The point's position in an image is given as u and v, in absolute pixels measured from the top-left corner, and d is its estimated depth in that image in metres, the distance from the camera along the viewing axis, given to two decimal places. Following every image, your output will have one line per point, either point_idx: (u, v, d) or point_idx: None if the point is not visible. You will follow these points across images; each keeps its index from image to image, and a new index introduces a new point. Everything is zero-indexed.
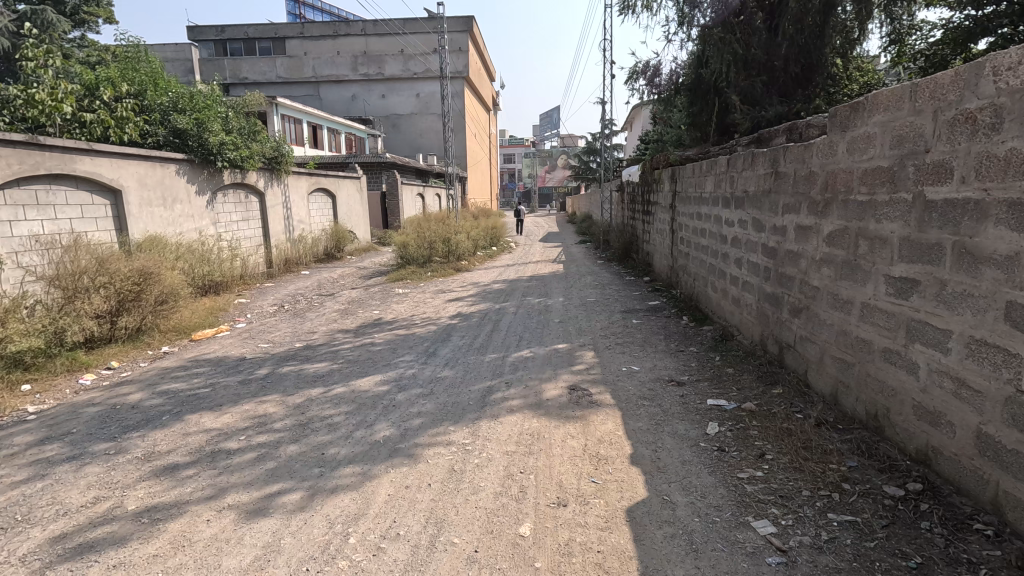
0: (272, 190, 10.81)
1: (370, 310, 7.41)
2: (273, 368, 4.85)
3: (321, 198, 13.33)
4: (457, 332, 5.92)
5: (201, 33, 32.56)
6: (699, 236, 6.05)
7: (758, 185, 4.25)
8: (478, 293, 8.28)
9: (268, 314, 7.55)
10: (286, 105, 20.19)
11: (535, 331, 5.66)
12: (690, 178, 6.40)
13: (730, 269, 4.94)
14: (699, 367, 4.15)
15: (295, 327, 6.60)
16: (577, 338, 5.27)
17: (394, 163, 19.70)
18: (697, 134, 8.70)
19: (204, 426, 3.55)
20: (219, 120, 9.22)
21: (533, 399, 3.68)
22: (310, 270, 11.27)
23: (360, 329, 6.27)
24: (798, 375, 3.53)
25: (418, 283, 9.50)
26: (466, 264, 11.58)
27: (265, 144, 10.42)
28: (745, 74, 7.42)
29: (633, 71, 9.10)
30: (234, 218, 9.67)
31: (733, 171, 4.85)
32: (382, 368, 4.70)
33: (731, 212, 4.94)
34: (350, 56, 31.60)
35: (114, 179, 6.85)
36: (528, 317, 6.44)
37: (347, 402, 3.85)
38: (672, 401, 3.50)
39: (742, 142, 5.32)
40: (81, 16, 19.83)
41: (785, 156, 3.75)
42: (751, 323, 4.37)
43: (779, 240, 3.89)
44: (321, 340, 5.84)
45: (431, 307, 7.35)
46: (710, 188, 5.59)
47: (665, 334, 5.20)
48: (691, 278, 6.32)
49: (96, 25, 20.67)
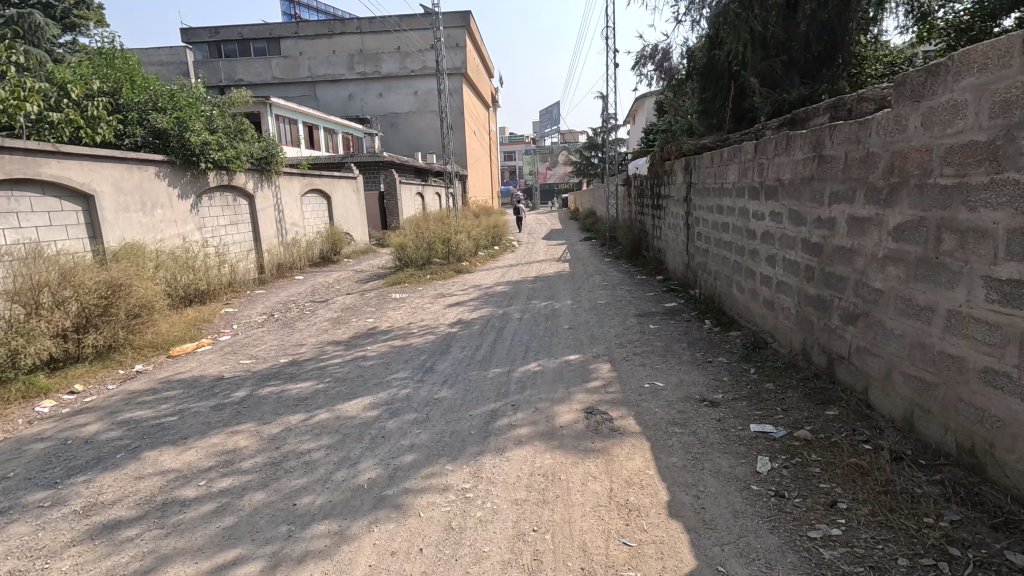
0: (262, 192, 10.31)
1: (365, 318, 6.91)
2: (252, 390, 4.34)
3: (316, 200, 12.84)
4: (458, 342, 5.39)
5: (195, 36, 32.09)
6: (721, 231, 5.52)
7: (797, 172, 3.72)
8: (481, 296, 7.75)
9: (256, 325, 7.03)
10: (281, 105, 19.71)
11: (543, 341, 5.13)
12: (709, 168, 5.86)
13: (761, 268, 4.41)
14: (733, 382, 3.62)
15: (283, 339, 6.08)
16: (590, 348, 4.75)
17: (393, 162, 19.20)
18: (711, 122, 8.16)
19: (162, 466, 3.05)
20: (202, 120, 8.72)
21: (544, 427, 3.16)
22: (304, 275, 10.78)
23: (353, 341, 5.75)
24: (856, 393, 3.00)
25: (416, 287, 9.00)
26: (467, 265, 11.08)
27: (253, 144, 9.92)
28: (763, 54, 6.88)
29: (640, 57, 8.55)
30: (222, 222, 9.18)
31: (763, 158, 4.31)
32: (373, 388, 4.18)
33: (760, 204, 4.41)
34: (346, 55, 31.11)
35: (86, 184, 6.37)
36: (535, 323, 5.90)
37: (329, 433, 3.33)
38: (708, 427, 2.97)
39: (768, 126, 4.79)
40: (71, 20, 19.30)
41: (833, 137, 3.22)
42: (790, 329, 3.85)
43: (826, 235, 3.36)
44: (310, 355, 5.33)
45: (430, 314, 6.82)
46: (733, 178, 5.06)
47: (689, 341, 4.67)
48: (711, 277, 5.79)
49: (87, 29, 20.14)
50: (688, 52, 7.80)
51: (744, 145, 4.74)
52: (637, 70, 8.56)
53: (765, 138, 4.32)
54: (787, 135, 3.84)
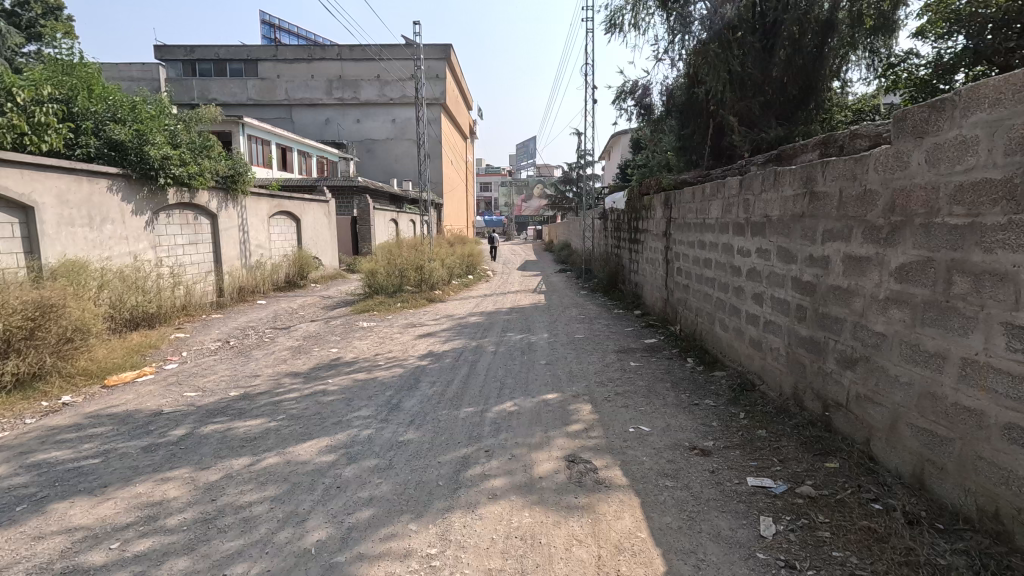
0: (226, 211, 9.84)
1: (329, 347, 6.47)
2: (192, 428, 3.86)
3: (284, 222, 12.38)
4: (427, 377, 5.03)
5: (169, 53, 31.58)
6: (702, 267, 5.40)
7: (786, 208, 3.61)
8: (453, 327, 7.41)
9: (208, 352, 6.49)
10: (254, 125, 19.31)
11: (519, 377, 4.83)
12: (690, 203, 5.80)
13: (747, 306, 4.26)
14: (723, 428, 3.39)
15: (236, 369, 5.59)
16: (569, 386, 4.47)
17: (367, 187, 18.93)
18: (689, 159, 8.24)
19: (69, 523, 2.57)
20: (164, 133, 8.30)
21: (521, 477, 2.83)
22: (267, 300, 10.23)
23: (312, 373, 5.31)
24: (857, 444, 2.80)
25: (386, 315, 8.59)
26: (440, 294, 10.75)
27: (219, 161, 9.50)
28: (741, 95, 7.00)
29: (620, 92, 8.63)
30: (180, 241, 8.65)
31: (749, 194, 4.23)
32: (331, 428, 3.76)
33: (746, 240, 4.29)
34: (325, 80, 31.07)
35: (26, 194, 5.85)
36: (510, 358, 5.59)
37: (276, 482, 2.92)
38: (702, 481, 2.70)
39: (751, 163, 4.76)
40: (37, 30, 18.55)
41: (825, 174, 3.13)
42: (780, 371, 3.67)
43: (819, 274, 3.22)
44: (264, 387, 4.87)
45: (399, 345, 6.43)
46: (716, 213, 4.97)
47: (672, 381, 4.45)
48: (693, 314, 5.64)
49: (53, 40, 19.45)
50: (668, 90, 7.92)
51: (728, 180, 4.67)
52: (617, 105, 8.63)
53: (751, 174, 4.25)
54: (775, 171, 3.76)
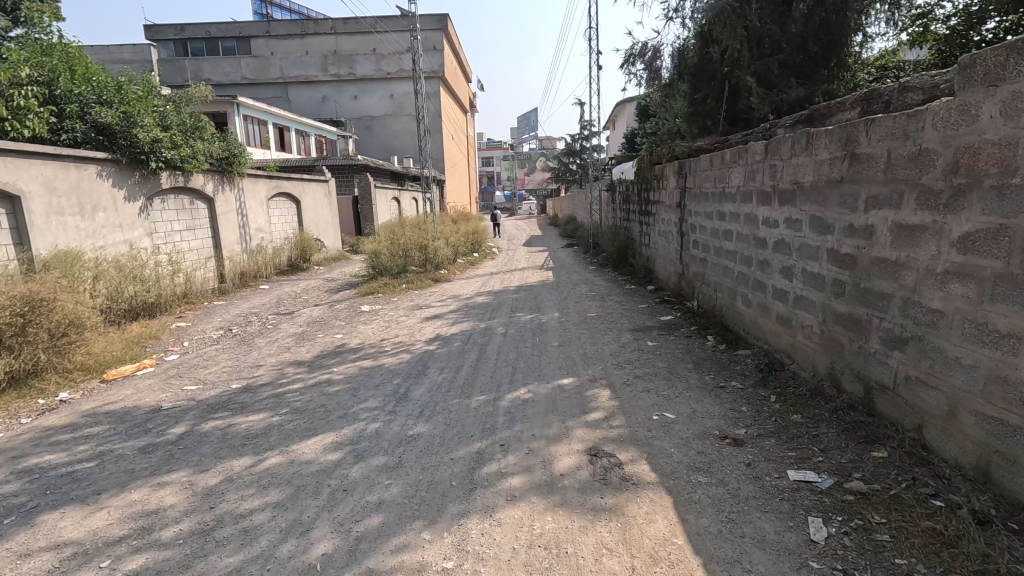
0: (223, 194, 9.56)
1: (333, 333, 6.28)
2: (192, 425, 3.68)
3: (284, 204, 12.09)
4: (436, 363, 4.82)
5: (160, 33, 30.78)
6: (722, 240, 5.11)
7: (820, 173, 3.30)
8: (460, 308, 7.19)
9: (210, 341, 6.32)
10: (249, 104, 18.83)
11: (532, 361, 4.60)
12: (707, 171, 5.47)
13: (774, 280, 3.99)
14: (755, 414, 3.15)
15: (238, 359, 5.41)
16: (585, 369, 4.24)
17: (368, 165, 18.51)
18: (702, 125, 7.83)
19: (59, 538, 2.40)
20: (153, 115, 7.97)
21: (541, 475, 2.63)
22: (270, 284, 10.03)
23: (317, 362, 5.11)
24: (908, 431, 2.55)
25: (391, 298, 8.37)
26: (445, 273, 10.51)
27: (213, 143, 9.17)
28: (759, 54, 6.57)
29: (629, 55, 8.17)
30: (177, 227, 8.41)
31: (776, 159, 3.90)
32: (337, 422, 3.57)
33: (772, 210, 3.99)
34: (320, 56, 30.26)
35: (11, 183, 5.60)
36: (521, 340, 5.36)
37: (280, 485, 2.73)
38: (738, 476, 2.48)
39: (777, 125, 4.40)
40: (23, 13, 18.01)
41: (869, 133, 2.81)
42: (814, 350, 3.41)
43: (860, 245, 2.93)
44: (267, 379, 4.67)
45: (405, 329, 6.22)
46: (738, 182, 4.65)
47: (694, 362, 4.22)
48: (711, 289, 5.37)
49: None
50: (679, 50, 7.46)
51: (751, 145, 4.33)
52: (625, 69, 8.18)
53: (777, 137, 3.91)
54: (808, 132, 3.43)
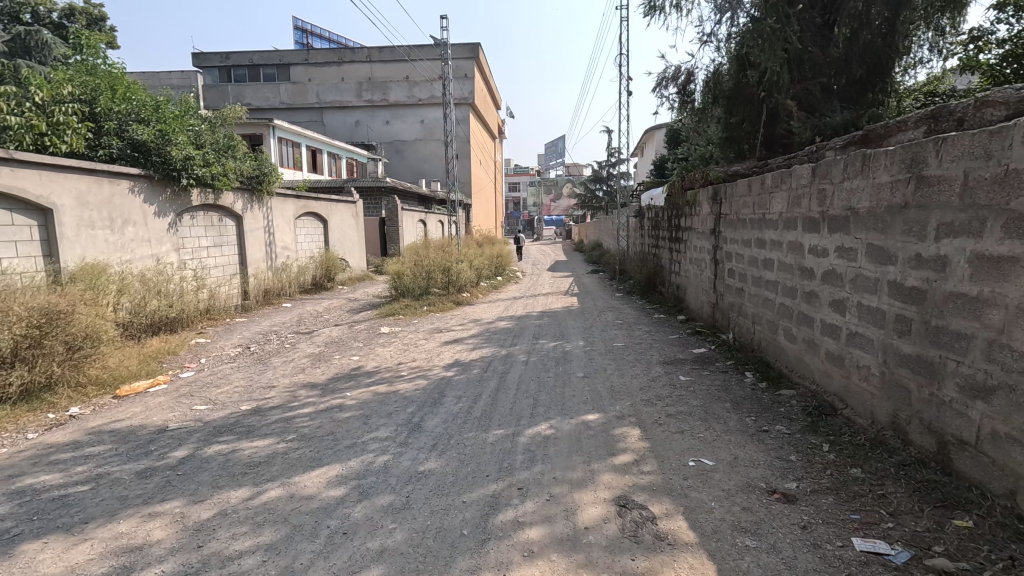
0: (252, 212, 9.67)
1: (350, 355, 6.11)
2: (195, 449, 3.50)
3: (311, 223, 12.20)
4: (453, 391, 4.56)
5: (206, 60, 32.33)
6: (761, 269, 4.78)
7: (880, 198, 3.00)
8: (481, 333, 6.95)
9: (227, 359, 6.22)
10: (284, 127, 19.40)
11: (554, 392, 4.32)
12: (745, 196, 5.18)
13: (824, 314, 3.64)
14: (806, 465, 2.79)
15: (252, 379, 5.26)
16: (612, 405, 3.93)
17: (395, 187, 18.72)
18: (737, 150, 7.55)
19: (34, 574, 2.20)
20: (188, 133, 8.14)
21: (563, 527, 2.33)
22: (292, 303, 10.01)
23: (330, 385, 4.92)
24: (997, 497, 2.17)
25: (411, 320, 8.21)
26: (467, 297, 10.33)
27: (244, 162, 9.30)
28: (799, 76, 6.32)
29: (661, 79, 8.02)
30: (204, 244, 8.49)
31: (825, 183, 3.61)
32: (344, 453, 3.34)
33: (821, 237, 3.67)
34: (355, 82, 31.26)
35: (44, 196, 5.68)
36: (544, 370, 5.07)
37: (275, 523, 2.49)
38: (793, 541, 2.14)
39: (824, 147, 4.12)
40: None
41: (940, 153, 2.52)
42: (872, 394, 3.05)
43: (930, 278, 2.60)
44: (278, 401, 4.49)
45: (423, 353, 6.01)
46: (780, 207, 4.35)
47: (732, 401, 3.87)
48: (749, 321, 5.02)
49: None
50: (714, 74, 7.26)
51: (797, 168, 4.04)
52: (657, 93, 8.02)
53: (827, 160, 3.63)
54: (864, 154, 3.14)
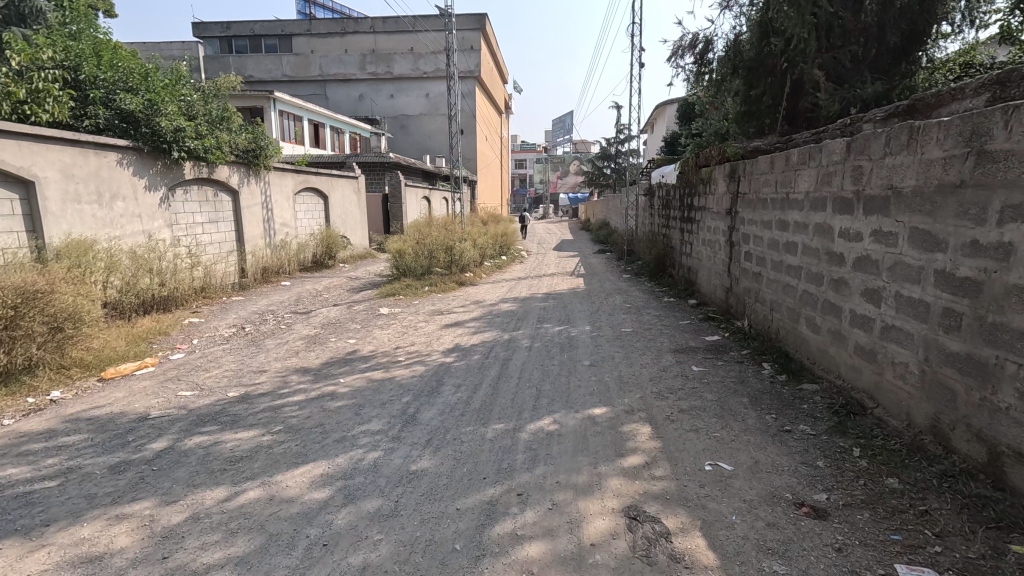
0: (248, 188, 9.36)
1: (347, 338, 5.88)
2: (174, 441, 3.28)
3: (311, 199, 11.89)
4: (451, 379, 4.32)
5: (206, 30, 31.52)
6: (783, 253, 4.45)
7: (929, 176, 2.66)
8: (484, 316, 6.68)
9: (220, 340, 6.01)
10: (285, 100, 18.91)
11: (558, 383, 4.06)
12: (766, 174, 4.82)
13: (854, 304, 3.34)
14: (836, 473, 2.53)
15: (243, 362, 5.04)
16: (620, 398, 3.67)
17: (398, 163, 18.30)
18: (756, 125, 7.13)
19: None
20: (179, 103, 7.80)
21: (567, 544, 2.09)
22: (291, 281, 9.78)
23: (324, 371, 4.69)
24: None
25: (411, 301, 7.96)
26: (471, 277, 10.06)
27: (239, 135, 8.96)
28: (827, 45, 5.87)
29: (676, 48, 7.54)
30: (199, 220, 8.21)
31: (861, 159, 3.26)
32: (332, 448, 3.11)
33: (855, 219, 3.34)
34: (358, 54, 30.48)
35: (26, 168, 5.40)
36: (547, 357, 4.81)
37: (251, 531, 2.27)
38: (828, 568, 1.89)
39: (859, 119, 3.74)
40: None
41: (1010, 124, 2.17)
42: (910, 394, 2.77)
43: (989, 268, 2.29)
44: (267, 388, 4.27)
45: (422, 336, 5.76)
46: (807, 186, 4.00)
47: (749, 395, 3.60)
48: (767, 308, 4.72)
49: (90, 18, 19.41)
50: (734, 42, 6.79)
51: (829, 142, 3.67)
52: (672, 63, 7.56)
53: (866, 133, 3.26)
54: (912, 126, 2.79)
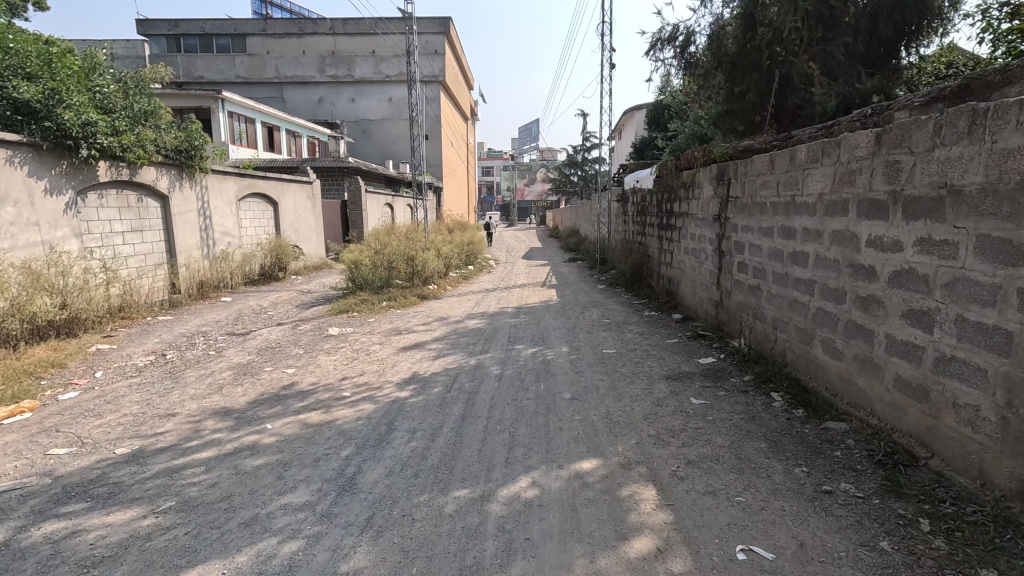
0: (181, 193, 8.31)
1: (286, 366, 5.01)
2: (14, 533, 2.38)
3: (257, 205, 10.86)
4: (406, 422, 3.55)
5: (152, 27, 29.60)
6: (789, 263, 3.89)
7: (1007, 171, 2.09)
8: (447, 336, 5.92)
9: (130, 372, 5.01)
10: (234, 100, 17.68)
11: (536, 425, 3.35)
12: (765, 175, 4.27)
13: (892, 328, 2.76)
14: (912, 562, 1.90)
15: (149, 403, 4.10)
16: (613, 447, 2.99)
17: (359, 168, 17.34)
18: (740, 123, 6.67)
19: None
20: (90, 95, 6.77)
21: None
22: (233, 296, 8.76)
23: (249, 412, 3.82)
24: None
25: (367, 319, 7.11)
26: (434, 289, 9.28)
27: (166, 133, 7.93)
28: (818, 37, 5.45)
29: (654, 40, 7.03)
30: (118, 229, 7.15)
31: (899, 152, 2.70)
32: (236, 536, 2.29)
33: (891, 225, 2.76)
34: (317, 56, 29.27)
35: None
36: (521, 388, 4.09)
37: None
38: None
39: (879, 109, 3.23)
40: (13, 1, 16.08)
41: None
42: (982, 446, 2.18)
43: None
44: (170, 440, 3.38)
45: (375, 363, 4.94)
46: (821, 186, 3.44)
47: (768, 439, 2.97)
48: (770, 327, 4.14)
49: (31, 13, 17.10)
50: (716, 35, 6.31)
51: (850, 134, 3.13)
52: (650, 56, 7.04)
53: (902, 121, 2.71)
54: (975, 108, 2.24)
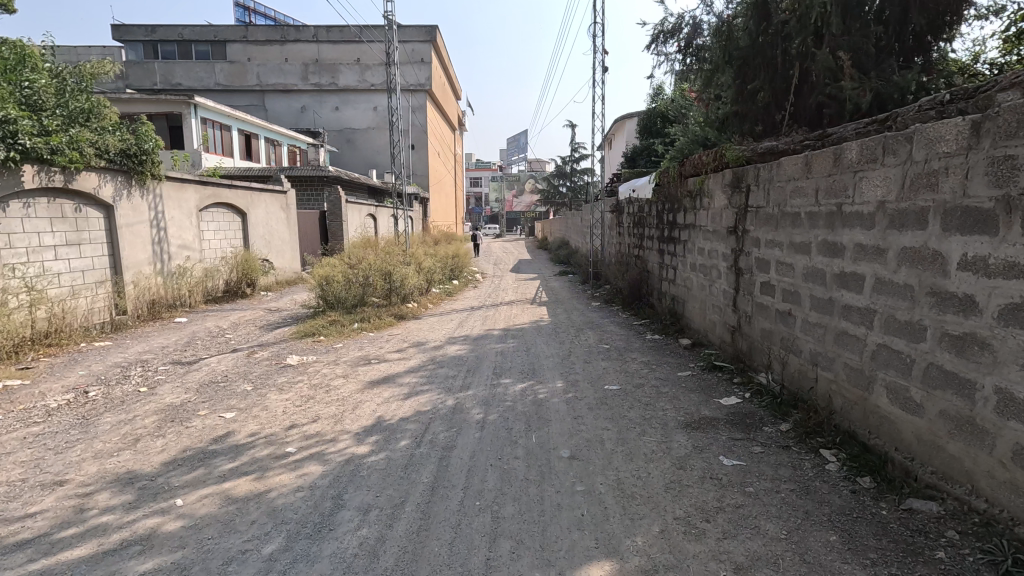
0: (130, 202, 7.47)
1: (228, 409, 4.15)
2: None
3: (223, 216, 10.01)
4: (358, 494, 2.75)
5: (128, 33, 28.57)
6: (834, 286, 3.18)
7: None
8: (424, 367, 5.11)
9: (34, 418, 4.10)
10: (207, 105, 16.81)
11: (527, 502, 2.56)
12: (798, 179, 3.59)
13: (1008, 381, 2.04)
14: None
15: (38, 466, 3.23)
16: (633, 542, 2.21)
17: (339, 177, 16.54)
18: (750, 126, 6.05)
19: None
20: (16, 89, 6.19)
21: None
22: (189, 317, 7.87)
23: (159, 480, 2.98)
24: None
25: (335, 344, 6.25)
26: (414, 307, 8.46)
27: (109, 136, 7.08)
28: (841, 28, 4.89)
29: (657, 34, 6.52)
30: (50, 243, 6.27)
31: (1015, 145, 2.00)
32: None
33: (1006, 241, 2.05)
34: (300, 64, 28.52)
35: None
36: (508, 441, 3.30)
37: None
38: None
39: (960, 95, 2.56)
40: None
41: None
42: None
43: None
44: (39, 528, 2.53)
45: (333, 406, 4.11)
46: (883, 191, 2.74)
47: (840, 528, 2.22)
48: (809, 362, 3.42)
49: None
50: (725, 27, 5.81)
51: (928, 125, 2.45)
52: (652, 50, 6.53)
53: (1015, 102, 2.03)
54: None
